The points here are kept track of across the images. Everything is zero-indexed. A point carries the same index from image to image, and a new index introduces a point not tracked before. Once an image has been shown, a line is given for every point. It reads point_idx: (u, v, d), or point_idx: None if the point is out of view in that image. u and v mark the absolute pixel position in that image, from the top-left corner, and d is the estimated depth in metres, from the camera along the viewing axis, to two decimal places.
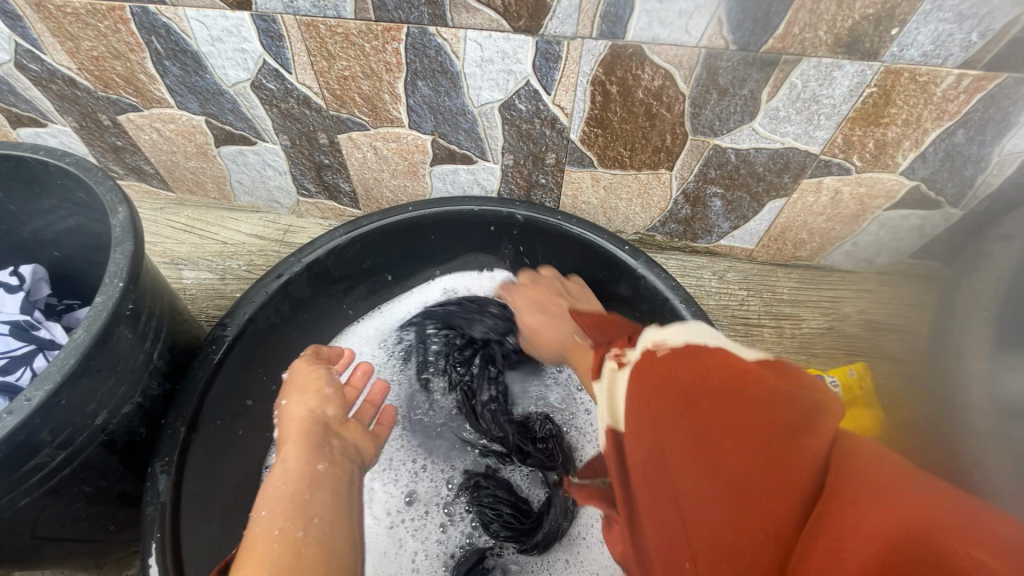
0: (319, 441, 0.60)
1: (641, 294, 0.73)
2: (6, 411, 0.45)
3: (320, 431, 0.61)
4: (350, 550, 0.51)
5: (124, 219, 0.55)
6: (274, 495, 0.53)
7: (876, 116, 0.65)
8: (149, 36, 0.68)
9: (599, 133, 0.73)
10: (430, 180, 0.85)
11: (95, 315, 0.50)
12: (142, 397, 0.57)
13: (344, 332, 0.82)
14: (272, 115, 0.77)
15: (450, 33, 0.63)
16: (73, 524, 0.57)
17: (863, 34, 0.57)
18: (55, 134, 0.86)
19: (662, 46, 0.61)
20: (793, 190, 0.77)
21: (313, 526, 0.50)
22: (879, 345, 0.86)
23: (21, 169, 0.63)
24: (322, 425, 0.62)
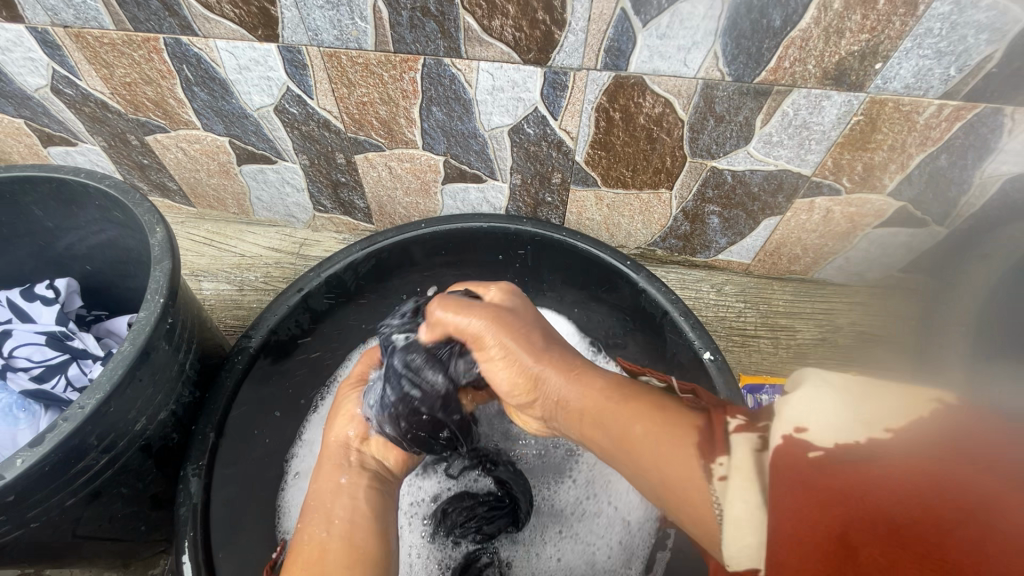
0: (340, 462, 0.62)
1: (644, 307, 0.77)
2: (61, 417, 0.49)
3: (340, 452, 0.63)
4: (379, 544, 0.54)
5: (162, 239, 0.59)
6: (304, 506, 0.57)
7: (864, 142, 0.70)
8: (180, 64, 0.72)
9: (602, 154, 0.77)
10: (441, 198, 0.89)
11: (140, 329, 0.54)
12: (176, 404, 0.61)
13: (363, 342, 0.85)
14: (293, 137, 0.81)
15: (464, 64, 0.67)
16: (110, 523, 0.61)
17: (849, 68, 0.61)
18: (85, 153, 0.91)
19: (663, 77, 0.65)
20: (787, 208, 0.81)
21: (334, 527, 0.54)
22: (872, 355, 0.89)
23: (62, 190, 0.68)
24: (343, 447, 0.64)
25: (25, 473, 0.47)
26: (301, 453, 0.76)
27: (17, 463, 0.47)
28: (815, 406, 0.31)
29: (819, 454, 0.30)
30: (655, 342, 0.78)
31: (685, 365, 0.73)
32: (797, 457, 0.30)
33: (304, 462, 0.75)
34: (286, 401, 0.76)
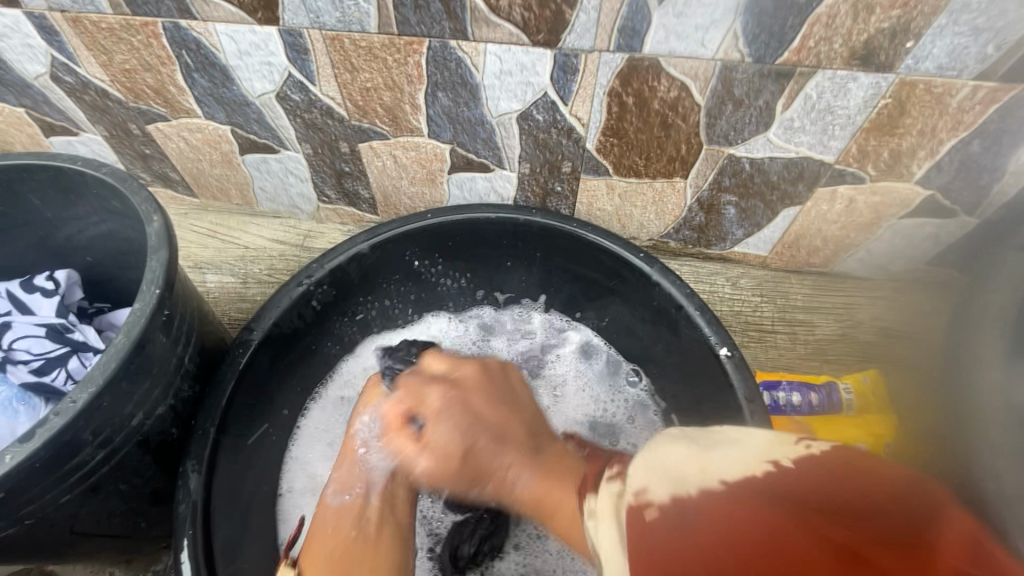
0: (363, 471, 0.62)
1: (657, 301, 0.74)
2: (53, 412, 0.48)
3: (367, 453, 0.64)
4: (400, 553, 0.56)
5: (159, 229, 0.57)
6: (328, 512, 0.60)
7: (892, 127, 0.66)
8: (180, 50, 0.70)
9: (614, 143, 0.74)
10: (447, 188, 0.87)
11: (135, 321, 0.52)
12: (174, 399, 0.59)
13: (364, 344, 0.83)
14: (296, 125, 0.79)
15: (470, 47, 0.65)
16: (108, 519, 0.59)
17: (878, 47, 0.58)
18: (87, 143, 0.89)
19: (679, 59, 0.62)
20: (807, 198, 0.78)
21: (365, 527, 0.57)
22: (892, 352, 0.86)
23: (59, 179, 0.66)
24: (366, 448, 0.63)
25: (14, 469, 0.46)
26: (293, 471, 0.74)
27: (6, 459, 0.46)
28: (663, 456, 0.35)
29: (655, 512, 0.32)
30: (665, 337, 0.76)
31: (700, 363, 0.71)
32: (636, 518, 0.33)
33: (294, 480, 0.73)
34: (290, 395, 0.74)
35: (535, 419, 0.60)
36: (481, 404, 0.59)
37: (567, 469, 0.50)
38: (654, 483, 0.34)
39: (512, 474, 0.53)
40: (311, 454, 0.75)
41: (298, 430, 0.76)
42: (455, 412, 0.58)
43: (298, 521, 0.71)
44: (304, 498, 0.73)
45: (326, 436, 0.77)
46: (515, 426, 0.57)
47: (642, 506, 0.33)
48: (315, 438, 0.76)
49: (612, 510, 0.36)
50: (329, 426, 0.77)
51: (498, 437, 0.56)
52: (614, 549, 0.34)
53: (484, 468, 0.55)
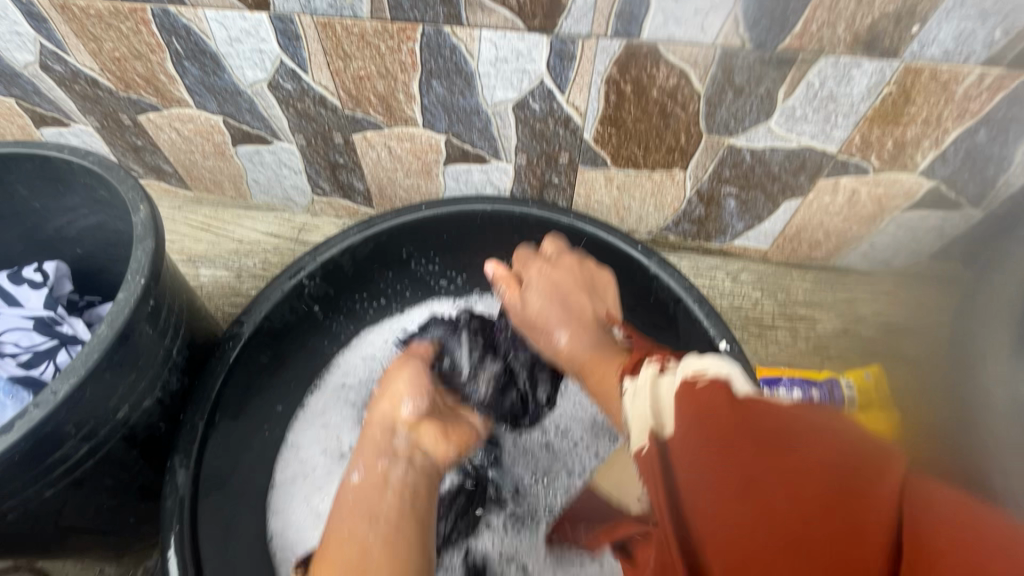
0: (386, 446, 0.56)
1: (656, 294, 0.73)
2: (33, 405, 0.46)
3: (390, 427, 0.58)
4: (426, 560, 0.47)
5: (145, 217, 0.56)
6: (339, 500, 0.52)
7: (896, 115, 0.65)
8: (169, 37, 0.69)
9: (612, 132, 0.73)
10: (443, 180, 0.86)
11: (118, 311, 0.51)
12: (162, 392, 0.58)
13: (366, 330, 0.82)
14: (288, 115, 0.78)
15: (465, 33, 0.63)
16: (94, 515, 0.58)
17: (883, 31, 0.57)
18: (78, 134, 0.88)
19: (678, 45, 0.61)
20: (809, 189, 0.76)
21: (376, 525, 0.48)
22: (895, 347, 0.85)
23: (46, 168, 0.65)
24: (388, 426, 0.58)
25: None
26: (287, 460, 0.72)
27: None
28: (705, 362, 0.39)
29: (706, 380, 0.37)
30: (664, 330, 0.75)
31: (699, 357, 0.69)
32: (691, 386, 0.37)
33: (287, 470, 0.72)
34: (281, 389, 0.73)
35: (608, 335, 0.61)
36: (573, 291, 0.65)
37: (610, 354, 0.56)
38: (708, 369, 0.38)
39: (556, 335, 0.62)
40: (307, 442, 0.74)
41: (295, 418, 0.75)
42: (552, 284, 0.65)
43: (290, 512, 0.70)
44: (297, 486, 0.71)
45: (324, 423, 0.76)
46: (587, 316, 0.63)
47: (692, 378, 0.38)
48: (311, 426, 0.75)
49: (649, 388, 0.40)
50: (326, 414, 0.76)
51: (570, 307, 0.64)
52: (644, 413, 0.38)
53: (545, 336, 0.64)
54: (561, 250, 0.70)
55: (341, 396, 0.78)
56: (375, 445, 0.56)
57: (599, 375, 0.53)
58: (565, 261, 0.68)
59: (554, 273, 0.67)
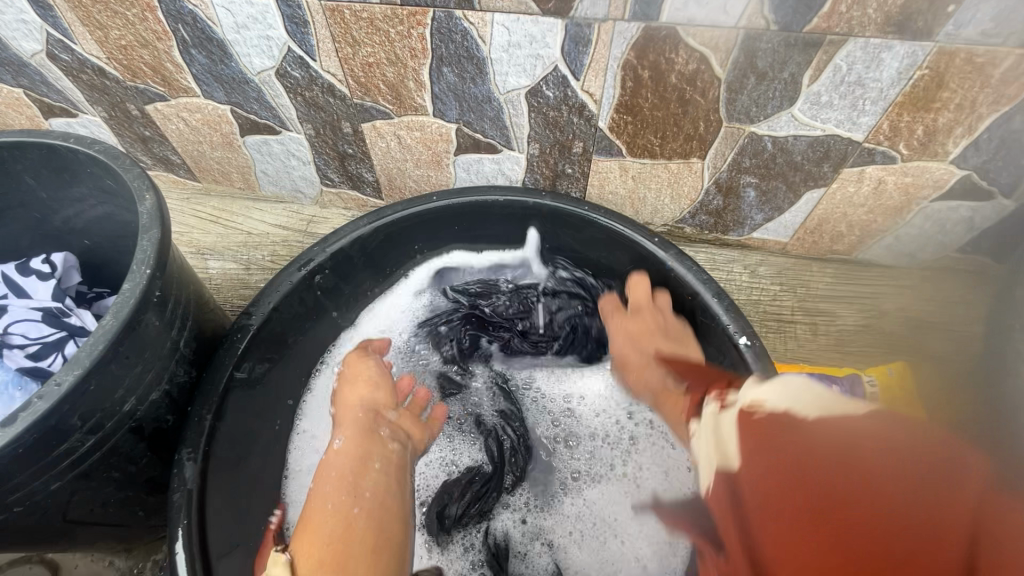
0: (369, 425, 0.64)
1: (672, 288, 0.71)
2: (37, 396, 0.46)
3: (371, 419, 0.65)
4: (401, 529, 0.57)
5: (151, 206, 0.55)
6: (327, 471, 0.59)
7: (927, 101, 0.62)
8: (176, 24, 0.68)
9: (628, 120, 0.70)
10: (454, 170, 0.84)
11: (124, 301, 0.50)
12: (169, 384, 0.57)
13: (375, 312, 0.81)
14: (296, 104, 0.76)
15: (477, 17, 0.61)
16: (102, 508, 0.58)
17: (916, 12, 0.54)
18: (86, 125, 0.87)
19: (699, 28, 0.58)
20: (833, 179, 0.74)
21: (363, 500, 0.56)
22: (919, 344, 0.82)
23: (53, 157, 0.64)
24: (371, 413, 0.66)
25: None
26: (300, 449, 0.71)
27: None
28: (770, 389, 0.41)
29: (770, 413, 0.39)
30: None
31: (716, 353, 0.67)
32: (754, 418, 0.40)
33: (301, 460, 0.71)
34: (290, 382, 0.72)
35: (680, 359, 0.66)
36: (645, 328, 0.70)
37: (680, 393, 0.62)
38: (767, 399, 0.40)
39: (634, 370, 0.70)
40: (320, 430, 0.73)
41: (303, 405, 0.74)
42: (630, 332, 0.71)
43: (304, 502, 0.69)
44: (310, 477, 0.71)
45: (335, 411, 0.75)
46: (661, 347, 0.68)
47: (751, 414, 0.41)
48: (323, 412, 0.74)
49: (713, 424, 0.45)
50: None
51: (646, 347, 0.70)
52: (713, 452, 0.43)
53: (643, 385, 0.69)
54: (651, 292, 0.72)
55: None
56: (360, 424, 0.64)
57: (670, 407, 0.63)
58: (649, 306, 0.72)
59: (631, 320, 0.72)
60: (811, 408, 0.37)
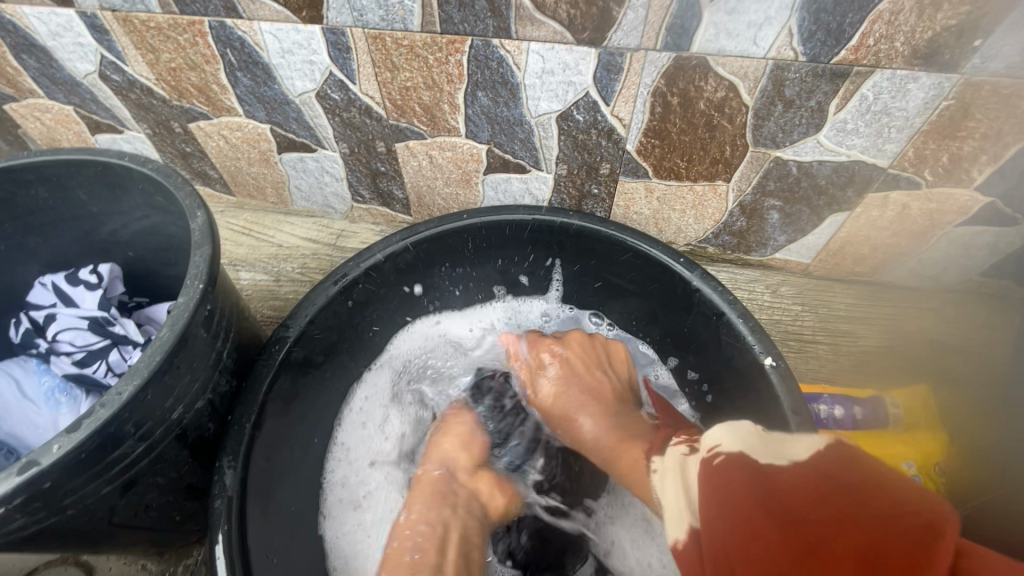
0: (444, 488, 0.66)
1: (698, 307, 0.72)
2: (100, 403, 0.48)
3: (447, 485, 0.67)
4: None
5: (202, 223, 0.57)
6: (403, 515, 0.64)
7: (953, 129, 0.63)
8: (224, 49, 0.71)
9: (656, 144, 0.72)
10: (482, 189, 0.86)
11: (179, 315, 0.53)
12: (212, 394, 0.60)
13: (425, 321, 0.86)
14: (334, 124, 0.79)
15: (513, 46, 0.64)
16: (145, 512, 0.60)
17: (943, 45, 0.55)
18: (130, 140, 0.91)
19: (729, 57, 0.60)
20: (856, 204, 0.75)
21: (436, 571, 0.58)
22: (944, 366, 0.82)
23: (106, 174, 0.67)
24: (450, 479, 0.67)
25: (60, 459, 0.46)
26: (337, 460, 0.75)
27: (54, 450, 0.46)
28: (716, 432, 0.41)
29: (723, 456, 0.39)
30: (705, 344, 0.74)
31: (742, 371, 0.68)
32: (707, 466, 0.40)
33: (337, 470, 0.74)
34: (325, 394, 0.74)
35: (622, 387, 0.75)
36: (587, 369, 0.75)
37: (636, 430, 0.66)
38: (724, 441, 0.40)
39: (587, 425, 0.70)
40: (354, 442, 0.77)
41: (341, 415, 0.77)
42: (567, 362, 0.76)
43: (339, 517, 0.72)
44: (338, 488, 0.73)
45: (365, 422, 0.78)
46: (593, 399, 0.72)
47: (711, 456, 0.40)
48: (358, 424, 0.78)
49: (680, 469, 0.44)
50: (365, 409, 0.79)
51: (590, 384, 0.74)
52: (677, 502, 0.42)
53: (567, 414, 0.73)
54: (589, 343, 0.78)
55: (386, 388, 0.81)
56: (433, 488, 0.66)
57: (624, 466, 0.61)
58: (581, 341, 0.78)
59: (567, 357, 0.76)
60: (736, 441, 0.39)
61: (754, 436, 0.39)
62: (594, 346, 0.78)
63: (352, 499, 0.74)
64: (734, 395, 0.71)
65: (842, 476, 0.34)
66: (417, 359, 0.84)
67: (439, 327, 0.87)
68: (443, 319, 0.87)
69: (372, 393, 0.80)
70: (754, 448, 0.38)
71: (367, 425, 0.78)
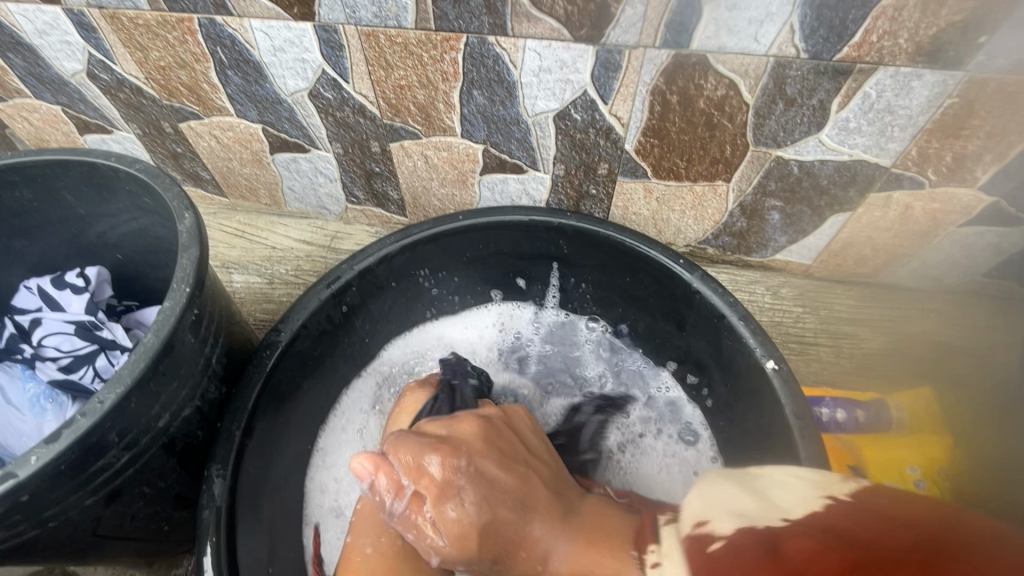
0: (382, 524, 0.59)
1: (698, 310, 0.71)
2: (80, 412, 0.46)
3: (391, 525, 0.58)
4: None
5: (190, 225, 0.56)
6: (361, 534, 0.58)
7: (957, 128, 0.62)
8: (214, 47, 0.70)
9: (655, 143, 0.71)
10: (478, 190, 0.85)
11: (164, 320, 0.51)
12: (201, 401, 0.58)
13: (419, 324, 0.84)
14: (327, 123, 0.78)
15: (509, 43, 0.62)
16: (131, 523, 0.58)
17: (948, 42, 0.54)
18: (120, 140, 0.90)
19: (729, 54, 0.59)
20: (859, 204, 0.74)
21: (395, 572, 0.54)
22: (947, 369, 0.81)
23: (93, 175, 0.65)
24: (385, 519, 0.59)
25: (38, 471, 0.45)
26: (316, 465, 0.72)
27: (32, 460, 0.45)
28: (711, 499, 0.36)
29: (719, 544, 0.32)
30: (705, 348, 0.72)
31: (744, 375, 0.67)
32: (697, 550, 0.33)
33: (317, 475, 0.72)
34: (317, 399, 0.73)
35: (558, 456, 0.57)
36: (514, 433, 0.56)
37: (608, 533, 0.44)
38: (714, 517, 0.34)
39: (538, 542, 0.45)
40: (337, 447, 0.74)
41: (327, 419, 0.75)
42: (482, 457, 0.51)
43: (319, 524, 0.70)
44: (316, 493, 0.71)
45: (351, 428, 0.76)
46: (529, 488, 0.49)
47: (704, 544, 0.33)
48: (344, 430, 0.76)
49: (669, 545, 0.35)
50: (351, 412, 0.77)
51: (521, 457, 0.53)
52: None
53: (508, 537, 0.46)
54: (499, 418, 0.57)
55: (375, 392, 0.79)
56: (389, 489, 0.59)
57: (582, 573, 0.41)
58: (494, 417, 0.57)
59: (482, 433, 0.54)
60: (728, 518, 0.34)
61: (754, 497, 0.35)
62: (496, 422, 0.56)
63: (332, 504, 0.71)
64: (735, 400, 0.70)
65: (855, 515, 0.31)
66: (406, 366, 0.82)
67: (431, 331, 0.85)
68: (435, 323, 0.85)
69: (358, 398, 0.78)
70: (744, 505, 0.34)
71: (353, 431, 0.76)
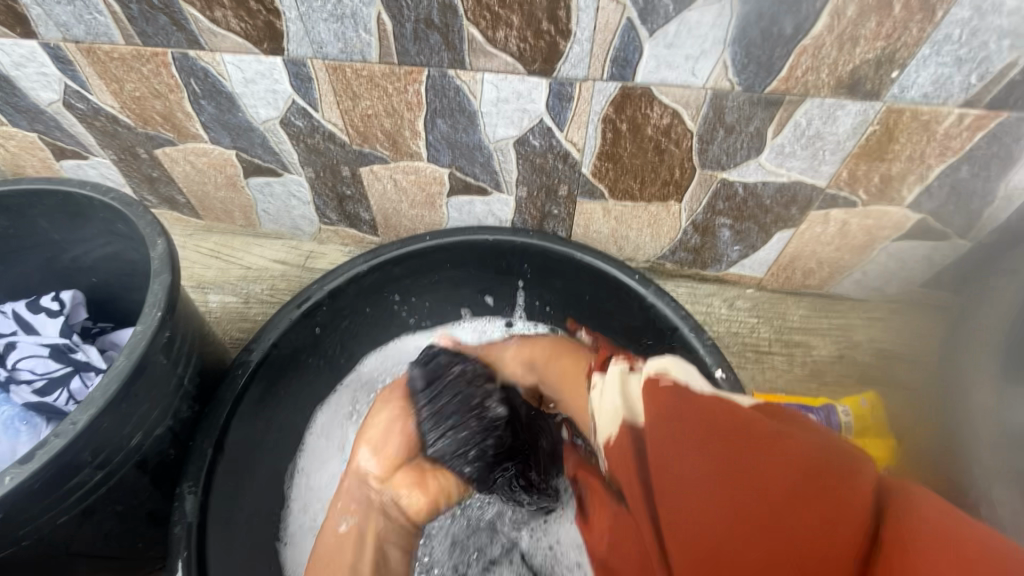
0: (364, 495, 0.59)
1: (653, 323, 0.75)
2: (54, 433, 0.49)
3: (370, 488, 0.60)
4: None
5: (162, 251, 0.58)
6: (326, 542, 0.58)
7: (881, 152, 0.67)
8: (187, 78, 0.73)
9: (610, 166, 0.75)
10: (446, 211, 0.89)
11: (136, 344, 0.53)
12: (173, 419, 0.60)
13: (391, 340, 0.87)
14: (299, 149, 0.81)
15: (468, 76, 0.67)
16: (104, 541, 0.59)
17: (865, 76, 0.60)
18: (96, 166, 0.92)
19: (670, 87, 0.64)
20: (801, 221, 0.79)
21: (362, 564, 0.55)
22: (890, 374, 0.86)
23: (68, 203, 0.68)
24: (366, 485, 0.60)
25: (13, 490, 0.47)
26: (297, 486, 0.75)
27: (7, 480, 0.47)
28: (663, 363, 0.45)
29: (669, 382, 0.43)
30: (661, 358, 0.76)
31: None
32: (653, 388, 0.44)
33: (295, 496, 0.74)
34: (289, 416, 0.75)
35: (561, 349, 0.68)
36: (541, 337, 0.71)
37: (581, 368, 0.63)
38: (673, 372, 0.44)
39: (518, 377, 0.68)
40: (315, 467, 0.77)
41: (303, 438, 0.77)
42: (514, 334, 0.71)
43: (299, 542, 0.72)
44: (296, 513, 0.73)
45: (325, 445, 0.78)
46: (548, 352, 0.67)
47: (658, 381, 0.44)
48: (321, 448, 0.78)
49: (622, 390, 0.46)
50: (325, 431, 0.79)
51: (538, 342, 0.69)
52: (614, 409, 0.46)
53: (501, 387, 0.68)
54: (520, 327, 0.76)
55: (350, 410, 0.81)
56: (354, 498, 0.60)
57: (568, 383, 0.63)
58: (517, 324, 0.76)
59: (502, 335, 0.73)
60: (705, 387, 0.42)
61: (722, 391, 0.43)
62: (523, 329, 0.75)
63: (311, 522, 0.73)
64: None
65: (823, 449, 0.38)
66: (382, 382, 0.84)
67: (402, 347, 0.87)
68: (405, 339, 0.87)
69: (332, 417, 0.80)
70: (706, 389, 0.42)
71: (329, 451, 0.78)
